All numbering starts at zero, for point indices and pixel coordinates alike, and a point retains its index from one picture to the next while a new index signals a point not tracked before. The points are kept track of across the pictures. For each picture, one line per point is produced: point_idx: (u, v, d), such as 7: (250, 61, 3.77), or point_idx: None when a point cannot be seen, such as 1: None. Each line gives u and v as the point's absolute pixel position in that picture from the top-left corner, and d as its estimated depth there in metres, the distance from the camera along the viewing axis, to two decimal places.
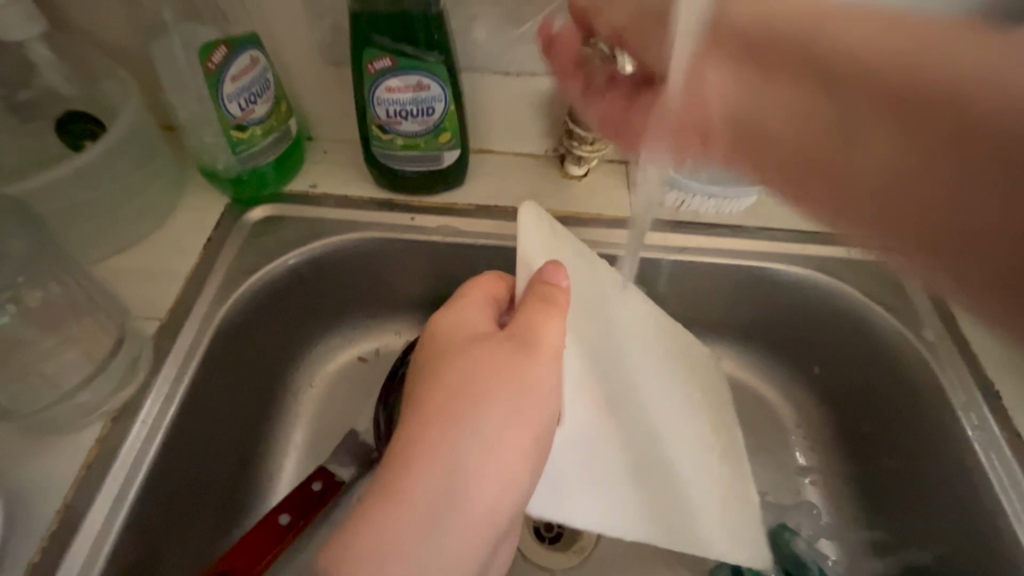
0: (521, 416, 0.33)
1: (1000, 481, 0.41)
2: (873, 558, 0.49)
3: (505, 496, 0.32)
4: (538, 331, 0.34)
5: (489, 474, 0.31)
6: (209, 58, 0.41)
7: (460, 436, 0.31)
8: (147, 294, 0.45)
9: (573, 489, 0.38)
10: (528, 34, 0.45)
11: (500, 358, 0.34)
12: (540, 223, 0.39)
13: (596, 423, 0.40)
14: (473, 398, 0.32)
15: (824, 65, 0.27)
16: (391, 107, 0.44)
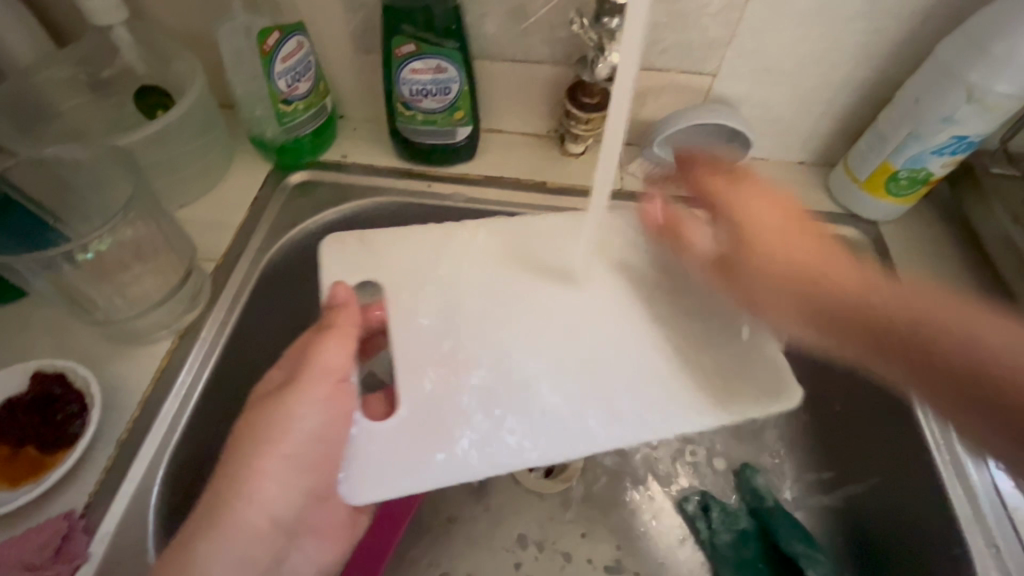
0: (303, 429, 0.39)
1: (927, 424, 0.47)
2: (823, 495, 0.55)
3: (279, 497, 0.39)
4: (313, 362, 0.41)
5: (290, 474, 0.39)
6: (265, 41, 0.49)
7: (256, 468, 0.38)
8: (204, 241, 0.53)
9: (389, 463, 0.42)
10: (532, 27, 0.52)
11: (274, 399, 0.40)
12: (350, 244, 0.51)
13: (444, 373, 0.46)
14: (264, 435, 0.39)
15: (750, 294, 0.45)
16: (414, 87, 0.51)
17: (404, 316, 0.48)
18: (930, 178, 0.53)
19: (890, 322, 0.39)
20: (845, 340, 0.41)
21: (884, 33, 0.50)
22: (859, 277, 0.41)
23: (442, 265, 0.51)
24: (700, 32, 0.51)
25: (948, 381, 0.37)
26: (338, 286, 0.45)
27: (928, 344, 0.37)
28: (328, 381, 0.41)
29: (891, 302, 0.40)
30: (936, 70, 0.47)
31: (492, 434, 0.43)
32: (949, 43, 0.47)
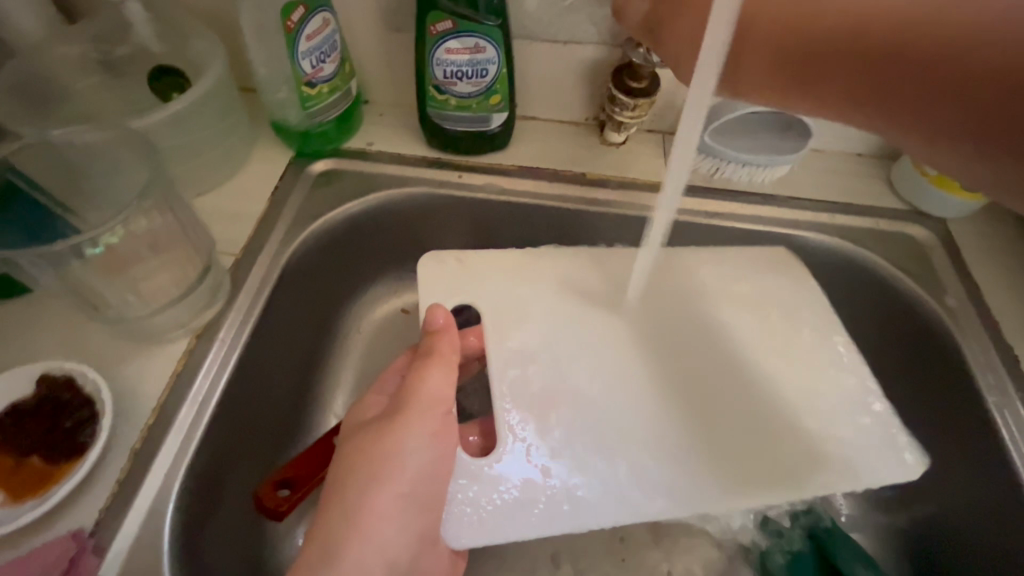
0: (412, 463, 0.35)
1: (1015, 445, 0.43)
2: (885, 514, 0.51)
3: (392, 547, 0.34)
4: (417, 391, 0.38)
5: (403, 515, 0.34)
6: (289, 17, 0.45)
7: (365, 508, 0.34)
8: (224, 234, 0.49)
9: (498, 507, 0.38)
10: (578, 3, 0.48)
11: (380, 432, 0.36)
12: (443, 264, 0.48)
13: (546, 407, 0.41)
14: (375, 470, 0.35)
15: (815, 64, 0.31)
16: (448, 68, 0.47)
17: (506, 340, 0.44)
18: None
19: (901, 59, 0.28)
20: (823, 70, 0.31)
21: None
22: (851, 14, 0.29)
23: (531, 290, 0.47)
24: None
25: (942, 89, 0.27)
26: (434, 309, 0.42)
27: (927, 53, 0.27)
28: (438, 413, 0.37)
29: (914, 14, 0.27)
30: None
31: (600, 477, 0.39)
32: None
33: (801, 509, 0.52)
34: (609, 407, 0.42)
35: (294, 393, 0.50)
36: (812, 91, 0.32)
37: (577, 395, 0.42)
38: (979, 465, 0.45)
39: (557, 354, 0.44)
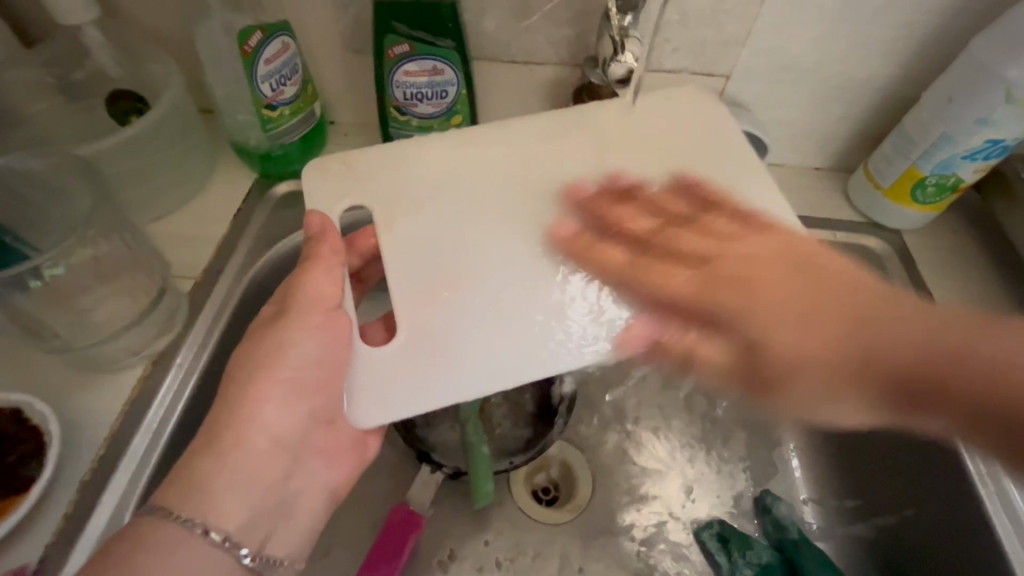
0: (296, 358, 0.37)
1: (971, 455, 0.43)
2: (854, 526, 0.51)
3: (279, 423, 0.37)
4: (299, 290, 0.38)
5: (291, 395, 0.37)
6: (247, 41, 0.45)
7: (254, 393, 0.36)
8: (184, 256, 0.49)
9: (398, 390, 0.39)
10: (536, 26, 0.49)
11: (267, 328, 0.38)
12: (332, 176, 0.46)
13: (433, 295, 0.42)
14: (265, 363, 0.37)
15: (776, 378, 0.43)
16: (408, 90, 0.48)
17: (399, 232, 0.44)
18: (959, 184, 0.49)
19: (879, 364, 0.40)
20: (831, 329, 0.41)
21: (912, 30, 0.47)
22: (832, 333, 0.41)
23: (423, 172, 0.47)
24: (716, 30, 0.48)
25: (966, 393, 0.37)
26: (313, 214, 0.41)
27: (939, 375, 0.37)
28: (324, 310, 0.38)
29: (902, 342, 0.39)
30: (969, 68, 0.44)
31: (482, 354, 0.40)
32: (983, 41, 0.43)
33: (769, 521, 0.52)
34: (489, 287, 0.43)
35: None
36: (829, 391, 0.41)
37: (463, 278, 0.43)
38: (940, 476, 0.45)
39: (443, 243, 0.44)
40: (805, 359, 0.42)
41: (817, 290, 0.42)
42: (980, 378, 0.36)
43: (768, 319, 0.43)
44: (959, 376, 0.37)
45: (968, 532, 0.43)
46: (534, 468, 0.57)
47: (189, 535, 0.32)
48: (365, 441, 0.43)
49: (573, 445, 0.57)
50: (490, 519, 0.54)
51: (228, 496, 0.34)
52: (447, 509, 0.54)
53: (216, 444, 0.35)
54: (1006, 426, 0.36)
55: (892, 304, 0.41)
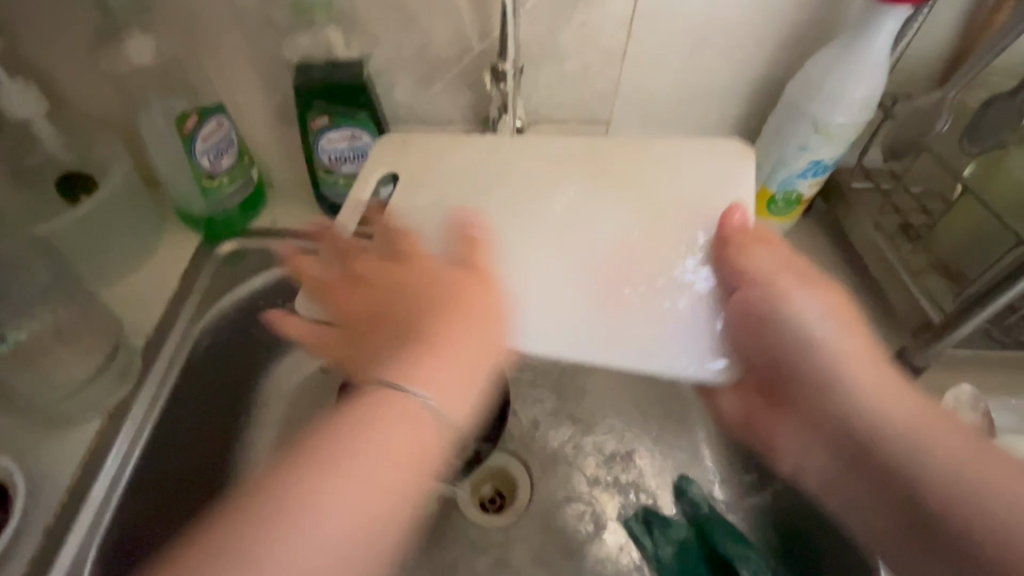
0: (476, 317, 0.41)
1: None
2: (758, 495, 0.59)
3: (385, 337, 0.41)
4: (412, 243, 0.47)
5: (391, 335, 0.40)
6: (185, 124, 0.52)
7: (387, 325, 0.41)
8: (136, 316, 0.54)
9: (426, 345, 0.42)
10: (440, 92, 0.57)
11: (455, 284, 0.42)
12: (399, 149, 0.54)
13: (520, 267, 0.48)
14: (408, 288, 0.42)
15: (852, 432, 0.41)
16: (332, 154, 0.56)
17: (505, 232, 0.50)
18: (802, 198, 0.60)
19: (849, 441, 0.41)
20: (874, 382, 0.41)
21: (744, 77, 0.57)
22: (865, 375, 0.41)
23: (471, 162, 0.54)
24: (590, 87, 0.58)
25: (901, 495, 0.38)
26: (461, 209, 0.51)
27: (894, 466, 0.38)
28: (431, 278, 0.43)
29: (882, 422, 0.39)
30: (787, 107, 0.54)
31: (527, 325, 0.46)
32: (794, 84, 0.54)
33: (685, 502, 0.59)
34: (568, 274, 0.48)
35: (210, 460, 0.54)
36: (813, 404, 0.43)
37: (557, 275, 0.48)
38: None
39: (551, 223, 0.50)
40: (852, 400, 0.41)
41: (874, 374, 0.41)
42: (836, 429, 0.42)
43: (860, 395, 0.41)
44: (821, 414, 0.43)
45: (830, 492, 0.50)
46: (478, 480, 0.63)
47: (301, 526, 0.32)
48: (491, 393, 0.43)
49: (509, 453, 0.64)
50: (439, 530, 0.59)
51: (371, 500, 0.33)
52: None
53: (348, 436, 0.35)
54: (924, 524, 0.37)
55: (880, 367, 0.41)
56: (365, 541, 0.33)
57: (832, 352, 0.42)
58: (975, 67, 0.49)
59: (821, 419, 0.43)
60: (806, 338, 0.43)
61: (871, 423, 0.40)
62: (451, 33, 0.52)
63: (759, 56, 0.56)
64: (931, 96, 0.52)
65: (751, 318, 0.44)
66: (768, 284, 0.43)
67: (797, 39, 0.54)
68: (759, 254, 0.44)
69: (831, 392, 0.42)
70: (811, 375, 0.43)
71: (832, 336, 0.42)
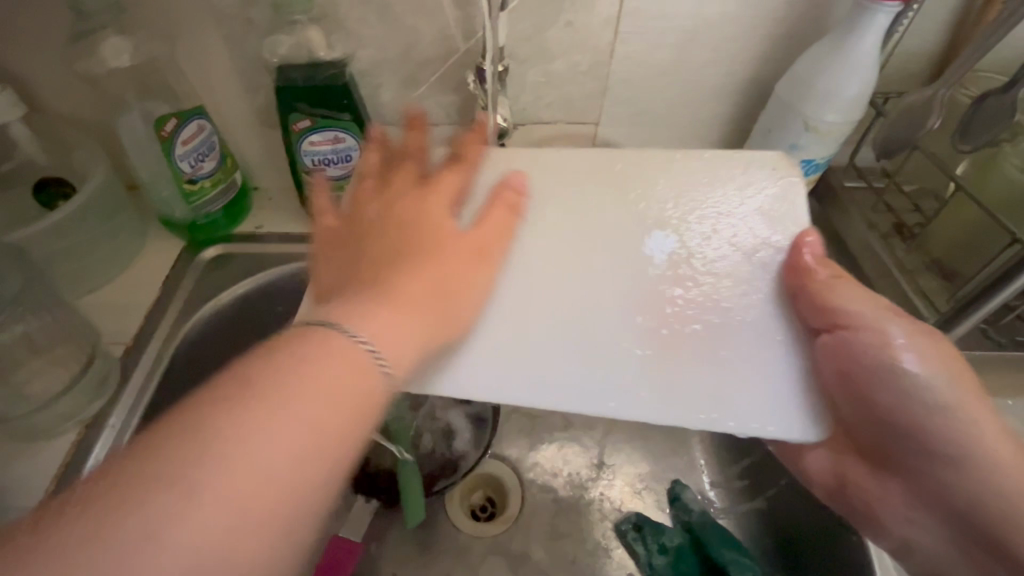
0: (405, 316, 0.31)
1: None
2: (754, 501, 0.58)
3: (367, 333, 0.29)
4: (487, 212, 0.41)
5: (354, 310, 0.30)
6: (163, 127, 0.51)
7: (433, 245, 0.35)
8: (116, 325, 0.53)
9: None
10: (426, 94, 0.56)
11: (439, 213, 0.38)
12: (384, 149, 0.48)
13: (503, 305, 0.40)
14: (433, 255, 0.35)
15: (970, 500, 0.39)
16: (316, 157, 0.55)
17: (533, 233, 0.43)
18: None
19: (968, 514, 0.40)
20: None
21: (734, 76, 0.57)
22: (993, 446, 0.38)
23: (545, 178, 0.46)
24: (578, 88, 0.57)
25: None
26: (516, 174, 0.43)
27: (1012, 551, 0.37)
28: (439, 235, 0.36)
29: (1014, 506, 0.37)
30: (779, 106, 0.53)
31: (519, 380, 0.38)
32: (784, 83, 0.53)
33: (679, 508, 0.58)
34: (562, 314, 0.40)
35: None
36: (924, 466, 0.42)
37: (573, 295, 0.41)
38: None
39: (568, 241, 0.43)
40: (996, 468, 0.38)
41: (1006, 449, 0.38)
42: (950, 499, 0.41)
43: (988, 474, 0.38)
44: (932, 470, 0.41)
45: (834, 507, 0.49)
46: (469, 488, 0.62)
47: (197, 469, 0.23)
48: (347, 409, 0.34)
49: (501, 461, 0.63)
50: (431, 541, 0.58)
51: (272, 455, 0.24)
52: (389, 535, 0.57)
53: (218, 405, 0.24)
54: None
55: (1010, 439, 0.39)
56: (238, 539, 0.22)
57: (976, 426, 0.38)
58: (960, 70, 0.47)
59: (930, 481, 0.42)
60: (952, 392, 0.38)
61: (979, 482, 0.39)
62: (436, 33, 0.51)
63: (748, 54, 0.55)
64: (922, 93, 0.50)
65: (846, 377, 0.39)
66: (872, 346, 0.39)
67: (786, 37, 0.53)
68: (843, 287, 0.38)
69: (966, 455, 0.39)
70: (937, 437, 0.40)
71: (959, 403, 0.38)
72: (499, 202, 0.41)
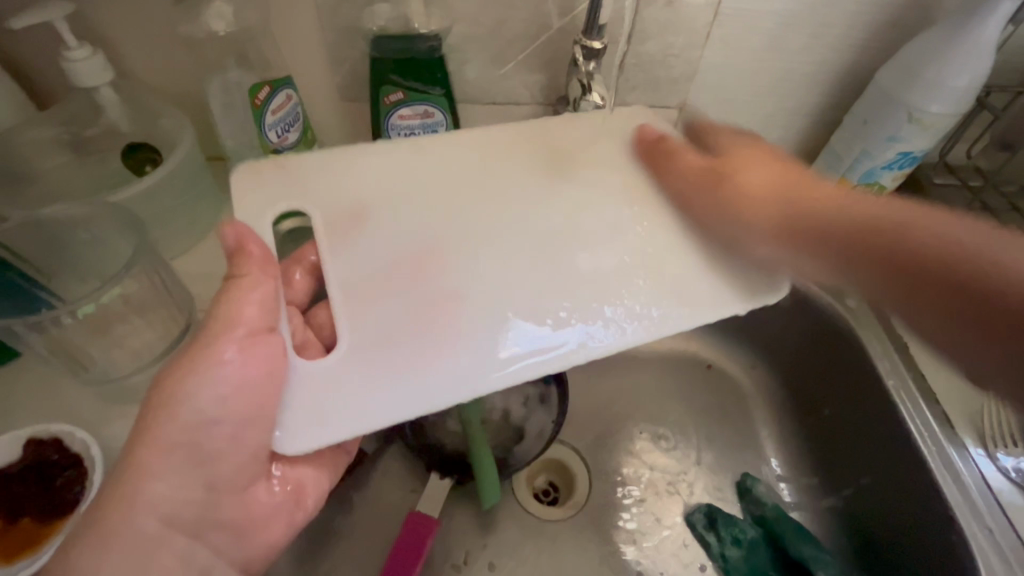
0: (225, 390, 0.35)
1: (919, 431, 0.48)
2: (828, 498, 0.57)
3: (206, 447, 0.36)
4: (230, 311, 0.36)
5: (196, 435, 0.36)
6: (257, 95, 0.51)
7: (180, 401, 0.35)
8: (200, 293, 0.53)
9: (326, 400, 0.37)
10: (511, 72, 0.56)
11: (251, 361, 0.36)
12: (259, 177, 0.43)
13: (462, 278, 0.41)
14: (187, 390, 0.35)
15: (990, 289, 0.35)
16: (402, 132, 0.54)
17: (342, 251, 0.41)
18: (882, 191, 0.57)
19: (1008, 310, 0.34)
20: (955, 234, 0.37)
21: (827, 64, 0.55)
22: (935, 222, 0.39)
23: (383, 152, 0.45)
24: (666, 71, 0.56)
25: None
26: (229, 224, 0.38)
27: None
28: (252, 400, 0.35)
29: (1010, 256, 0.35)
30: (879, 95, 0.52)
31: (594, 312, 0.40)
32: (884, 71, 0.52)
33: (748, 500, 0.58)
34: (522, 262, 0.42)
35: None
36: (930, 295, 0.37)
37: (464, 275, 0.41)
38: (895, 450, 0.50)
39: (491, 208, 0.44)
40: (941, 239, 0.38)
41: (893, 229, 0.39)
42: (1010, 308, 0.34)
43: (953, 262, 0.37)
44: (988, 304, 0.35)
45: (931, 512, 0.46)
46: (534, 471, 0.62)
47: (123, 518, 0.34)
48: (295, 510, 0.42)
49: (566, 445, 0.63)
50: (498, 523, 0.57)
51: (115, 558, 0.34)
52: (456, 515, 0.57)
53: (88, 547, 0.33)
54: None
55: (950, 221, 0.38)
56: None
57: (943, 239, 0.38)
58: None
59: (940, 314, 0.37)
60: (896, 211, 0.40)
61: (996, 283, 0.35)
62: (530, 10, 0.51)
63: (846, 43, 0.53)
64: None
65: (851, 238, 0.41)
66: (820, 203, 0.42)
67: (889, 24, 0.52)
68: (744, 160, 0.44)
69: (956, 245, 0.37)
70: (937, 235, 0.38)
71: (917, 211, 0.39)
72: (256, 245, 0.38)
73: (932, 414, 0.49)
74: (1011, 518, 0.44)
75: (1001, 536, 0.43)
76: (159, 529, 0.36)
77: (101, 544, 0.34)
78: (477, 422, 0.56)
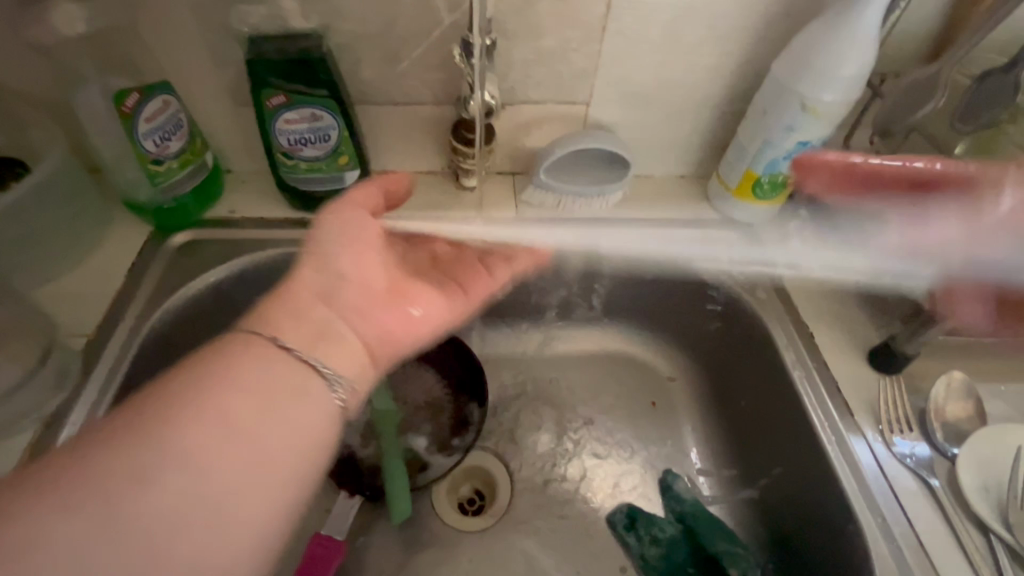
0: (248, 390, 0.32)
1: (823, 426, 0.49)
2: (744, 492, 0.57)
3: (212, 425, 0.30)
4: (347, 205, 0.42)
5: (211, 410, 0.31)
6: (124, 103, 0.47)
7: (221, 379, 0.32)
8: (77, 315, 0.50)
9: None
10: (408, 71, 0.53)
11: (290, 324, 0.36)
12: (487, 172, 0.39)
13: None
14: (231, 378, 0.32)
15: None
16: (291, 136, 0.51)
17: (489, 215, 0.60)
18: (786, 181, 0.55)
19: None
20: None
21: (729, 56, 0.55)
22: None
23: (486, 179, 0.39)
24: (568, 66, 0.54)
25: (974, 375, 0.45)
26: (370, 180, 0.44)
27: None
28: (268, 360, 0.34)
29: None
30: (775, 86, 0.51)
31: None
32: (779, 62, 0.51)
33: (669, 497, 0.57)
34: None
35: None
36: None
37: None
38: (802, 444, 0.50)
39: None
40: None
41: None
42: None
43: None
44: None
45: (831, 506, 0.47)
46: (456, 481, 0.60)
47: (138, 493, 0.27)
48: (308, 465, 0.33)
49: (488, 451, 0.61)
50: (417, 538, 0.56)
51: (201, 488, 0.29)
52: (372, 531, 0.55)
53: (53, 480, 0.27)
54: None
55: None
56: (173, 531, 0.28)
57: None
58: (969, 45, 0.45)
59: None
60: None
61: None
62: (419, 5, 0.48)
63: (744, 34, 0.53)
64: (928, 69, 0.48)
65: None
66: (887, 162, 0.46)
67: (784, 15, 0.51)
68: None
69: None
70: None
71: None
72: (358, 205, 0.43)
73: (833, 404, 0.50)
74: (903, 503, 0.45)
75: (893, 522, 0.44)
76: (226, 484, 0.30)
77: (53, 481, 0.27)
78: (390, 437, 0.56)
